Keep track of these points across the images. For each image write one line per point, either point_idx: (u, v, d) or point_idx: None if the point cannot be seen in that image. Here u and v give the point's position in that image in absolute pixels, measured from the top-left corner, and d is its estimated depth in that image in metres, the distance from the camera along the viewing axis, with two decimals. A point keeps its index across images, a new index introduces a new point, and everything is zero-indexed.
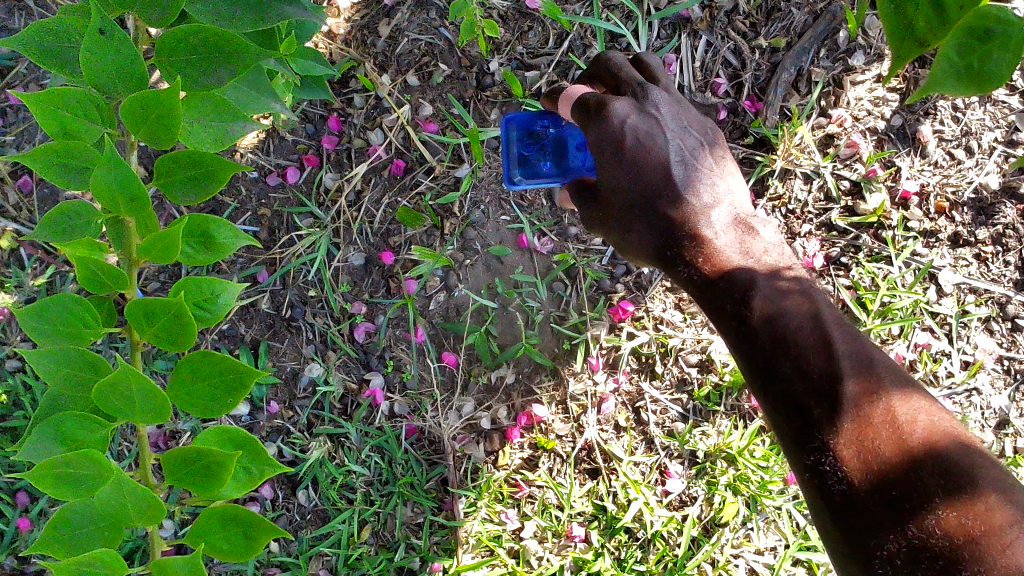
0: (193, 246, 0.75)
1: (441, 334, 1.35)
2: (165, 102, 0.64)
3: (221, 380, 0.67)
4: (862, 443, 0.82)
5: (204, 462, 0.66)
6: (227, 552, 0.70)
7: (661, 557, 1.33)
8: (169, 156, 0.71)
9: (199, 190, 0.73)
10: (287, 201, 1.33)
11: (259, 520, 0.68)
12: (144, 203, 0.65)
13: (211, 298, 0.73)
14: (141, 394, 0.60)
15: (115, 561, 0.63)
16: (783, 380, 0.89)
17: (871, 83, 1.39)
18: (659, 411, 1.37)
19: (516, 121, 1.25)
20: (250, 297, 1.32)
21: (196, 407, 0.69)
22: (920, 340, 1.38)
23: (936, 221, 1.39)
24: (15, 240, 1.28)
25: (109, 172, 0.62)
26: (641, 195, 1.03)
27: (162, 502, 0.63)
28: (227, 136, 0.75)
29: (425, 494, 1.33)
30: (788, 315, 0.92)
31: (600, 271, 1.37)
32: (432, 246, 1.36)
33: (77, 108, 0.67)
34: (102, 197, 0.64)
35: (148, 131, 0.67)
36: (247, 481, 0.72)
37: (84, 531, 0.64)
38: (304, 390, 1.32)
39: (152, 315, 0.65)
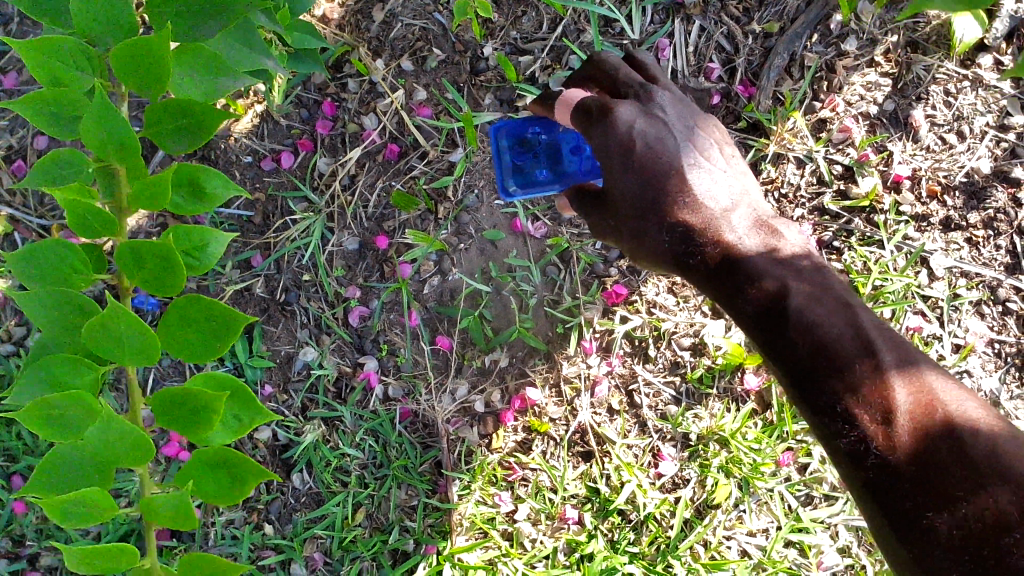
0: (183, 196, 0.78)
1: (435, 318, 1.36)
2: (154, 52, 0.66)
3: (209, 326, 0.69)
4: (918, 450, 0.84)
5: (192, 405, 0.67)
6: (215, 494, 0.72)
7: (654, 538, 1.34)
8: (158, 103, 0.72)
9: (189, 140, 0.75)
10: (282, 185, 1.34)
11: (249, 463, 0.70)
12: (134, 150, 0.67)
13: (201, 247, 0.76)
14: (130, 336, 0.61)
15: (102, 501, 0.66)
16: (829, 393, 0.88)
17: (864, 68, 1.40)
18: (653, 394, 1.38)
19: (504, 130, 1.27)
20: (244, 281, 1.32)
21: (186, 351, 0.70)
22: (912, 323, 1.39)
23: (928, 206, 1.39)
24: (10, 224, 1.28)
25: (98, 122, 0.64)
26: (656, 201, 1.01)
27: (148, 439, 0.64)
28: (217, 90, 0.78)
29: (419, 477, 1.33)
30: (828, 324, 0.91)
31: (593, 255, 1.37)
32: (426, 230, 1.36)
33: (67, 57, 0.70)
34: (91, 145, 0.65)
35: (136, 83, 0.68)
36: (237, 428, 0.73)
37: (73, 474, 0.66)
38: (298, 373, 1.33)
39: (143, 256, 0.66)
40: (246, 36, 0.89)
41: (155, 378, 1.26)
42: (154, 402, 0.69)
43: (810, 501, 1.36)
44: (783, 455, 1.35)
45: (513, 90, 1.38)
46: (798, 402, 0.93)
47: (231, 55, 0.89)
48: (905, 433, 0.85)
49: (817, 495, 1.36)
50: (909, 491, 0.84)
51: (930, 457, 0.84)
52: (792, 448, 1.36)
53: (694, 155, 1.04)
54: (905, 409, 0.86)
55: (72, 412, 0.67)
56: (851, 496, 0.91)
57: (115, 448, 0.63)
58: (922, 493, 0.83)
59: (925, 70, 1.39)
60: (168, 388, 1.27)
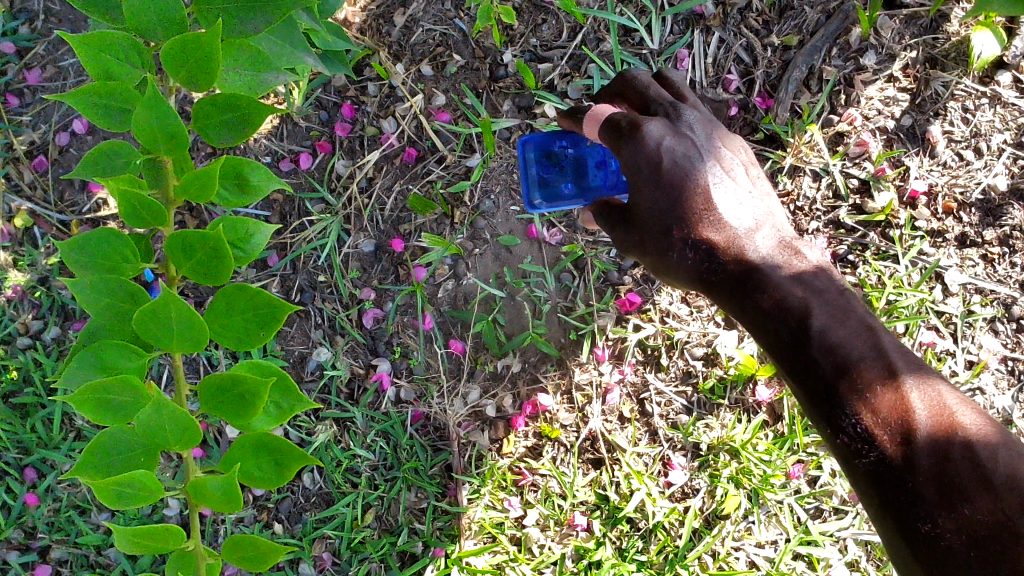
0: (228, 188, 0.79)
1: (448, 322, 1.37)
2: (204, 46, 0.66)
3: (255, 312, 0.69)
4: (938, 471, 0.83)
5: (236, 390, 0.68)
6: (258, 479, 0.71)
7: (662, 547, 1.34)
8: (207, 98, 0.74)
9: (234, 133, 0.76)
10: (300, 186, 1.35)
11: (289, 447, 0.69)
12: (184, 143, 0.67)
13: (247, 237, 0.76)
14: (180, 323, 0.62)
15: (150, 483, 0.66)
16: (849, 412, 0.89)
17: (882, 83, 1.40)
18: (664, 403, 1.38)
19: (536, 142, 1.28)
20: (260, 281, 1.33)
21: (231, 338, 0.71)
22: (925, 338, 1.39)
23: (944, 221, 1.40)
24: (30, 219, 1.30)
25: (149, 115, 0.64)
26: (680, 216, 1.02)
27: (200, 428, 0.64)
28: (259, 84, 0.79)
29: (429, 480, 1.34)
30: (850, 345, 0.91)
31: (608, 263, 1.37)
32: (442, 234, 1.37)
33: (119, 50, 0.72)
34: (143, 136, 0.66)
35: (187, 75, 0.69)
36: (278, 414, 0.73)
37: (120, 459, 0.67)
38: (311, 373, 1.34)
39: (191, 247, 0.66)
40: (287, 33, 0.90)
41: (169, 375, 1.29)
42: (199, 387, 0.69)
43: (819, 514, 1.36)
44: (793, 467, 1.35)
45: (531, 97, 1.38)
46: (818, 424, 0.93)
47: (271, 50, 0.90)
48: (925, 451, 0.85)
49: (826, 508, 1.36)
50: (930, 512, 0.82)
51: (950, 476, 0.83)
52: (803, 461, 1.35)
53: (721, 174, 1.04)
54: (925, 429, 0.86)
55: (121, 398, 0.66)
56: (870, 519, 0.90)
57: (166, 430, 0.64)
58: (940, 512, 0.82)
59: (943, 86, 1.39)
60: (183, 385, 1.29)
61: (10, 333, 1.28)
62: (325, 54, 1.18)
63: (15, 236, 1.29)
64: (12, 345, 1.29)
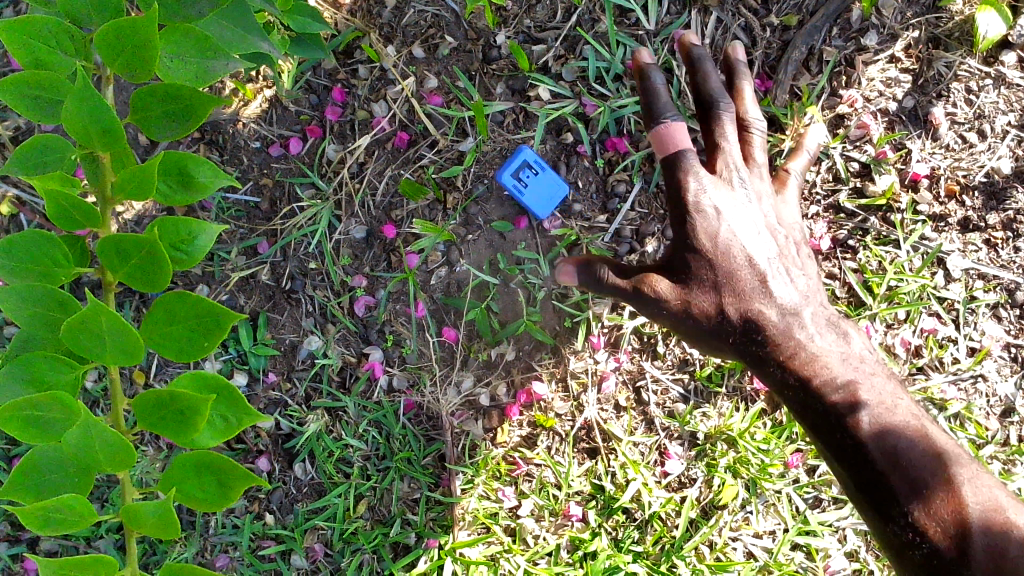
0: (169, 186, 0.76)
1: (441, 310, 1.34)
2: (139, 32, 0.64)
3: (196, 321, 0.68)
4: (995, 566, 0.99)
5: (176, 406, 0.66)
6: (196, 500, 0.70)
7: (658, 538, 1.32)
8: (146, 89, 0.70)
9: (179, 125, 0.73)
10: (290, 171, 1.32)
11: (234, 470, 0.68)
12: (119, 137, 0.65)
13: (190, 238, 0.73)
14: (112, 335, 0.60)
15: (81, 508, 0.66)
16: (893, 495, 1.04)
17: (884, 64, 1.37)
18: (660, 392, 1.36)
19: (528, 161, 1.32)
20: (250, 268, 1.30)
21: (173, 347, 0.70)
22: (927, 325, 1.36)
23: (946, 205, 1.37)
24: (15, 206, 1.26)
25: (80, 109, 0.62)
26: (738, 299, 1.13)
27: (134, 448, 0.63)
28: (207, 72, 0.74)
29: (421, 470, 1.32)
30: (900, 437, 1.06)
31: (603, 248, 1.35)
32: (434, 220, 1.34)
33: (49, 38, 0.69)
34: (76, 131, 0.63)
35: (123, 65, 0.67)
36: (224, 429, 0.71)
37: (53, 476, 0.69)
38: (303, 362, 1.31)
39: (126, 251, 0.65)
40: (239, 13, 0.83)
41: (156, 364, 1.26)
42: (133, 401, 0.67)
43: (818, 504, 1.34)
44: (791, 456, 1.32)
45: (525, 80, 1.36)
46: (859, 493, 1.07)
47: (218, 33, 0.83)
48: (980, 552, 1.00)
49: (825, 497, 1.34)
50: None
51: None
52: (802, 450, 1.33)
53: (772, 244, 1.17)
54: (976, 520, 1.02)
55: (50, 415, 0.65)
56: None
57: (98, 453, 0.62)
58: None
59: (946, 66, 1.36)
60: (171, 374, 1.26)
61: None
62: (298, 37, 1.16)
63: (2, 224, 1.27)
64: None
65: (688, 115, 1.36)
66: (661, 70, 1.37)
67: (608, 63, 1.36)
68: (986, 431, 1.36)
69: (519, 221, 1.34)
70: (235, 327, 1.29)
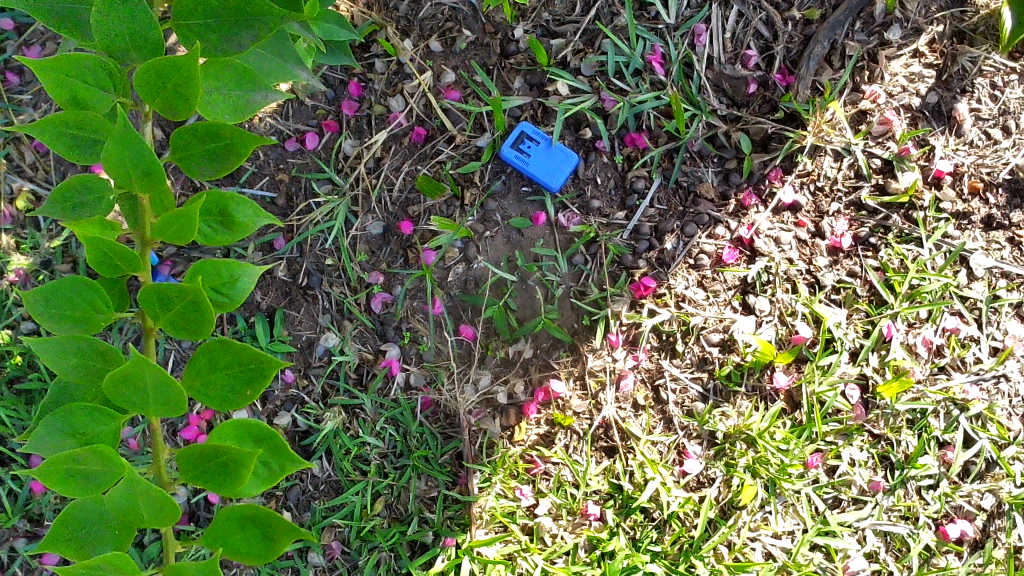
0: (211, 225, 0.79)
1: (458, 307, 1.32)
2: (182, 70, 0.67)
3: (240, 369, 0.70)
4: None
5: (220, 460, 0.69)
6: (243, 553, 0.73)
7: (676, 538, 1.32)
8: (186, 129, 0.71)
9: (218, 165, 0.74)
10: (305, 166, 1.30)
11: (280, 523, 0.71)
12: (158, 177, 0.68)
13: (231, 282, 0.77)
14: (153, 388, 0.64)
15: (123, 567, 0.67)
16: None
17: (907, 59, 1.36)
18: (679, 390, 1.35)
19: (527, 133, 1.32)
20: (266, 264, 1.27)
21: (214, 397, 0.71)
22: (949, 324, 1.36)
23: (970, 203, 1.37)
24: (32, 202, 1.25)
25: (120, 151, 0.65)
26: None
27: (177, 505, 0.65)
28: (247, 105, 0.77)
29: (439, 468, 1.31)
30: None
31: (622, 246, 1.34)
32: (451, 216, 1.32)
33: (88, 76, 0.70)
34: (115, 171, 0.66)
35: (164, 101, 0.69)
36: (269, 476, 0.74)
37: (96, 528, 0.69)
38: (320, 359, 1.30)
39: (168, 300, 0.68)
40: (278, 45, 0.87)
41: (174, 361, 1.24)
42: (180, 456, 0.70)
43: (837, 504, 1.34)
44: (811, 456, 1.33)
45: (544, 74, 1.34)
46: None
47: (260, 66, 0.88)
48: None
49: (845, 498, 1.34)
50: None
51: None
52: (822, 450, 1.34)
53: None
54: None
55: (94, 467, 0.67)
56: None
57: (140, 506, 0.65)
58: None
59: (971, 61, 1.36)
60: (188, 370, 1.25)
61: (13, 318, 1.22)
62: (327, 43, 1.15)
63: (16, 218, 1.24)
64: (15, 331, 1.23)
65: (709, 111, 1.35)
66: (682, 65, 1.35)
67: (627, 58, 1.34)
68: (1009, 431, 1.35)
69: (538, 217, 1.33)
70: (251, 324, 1.27)
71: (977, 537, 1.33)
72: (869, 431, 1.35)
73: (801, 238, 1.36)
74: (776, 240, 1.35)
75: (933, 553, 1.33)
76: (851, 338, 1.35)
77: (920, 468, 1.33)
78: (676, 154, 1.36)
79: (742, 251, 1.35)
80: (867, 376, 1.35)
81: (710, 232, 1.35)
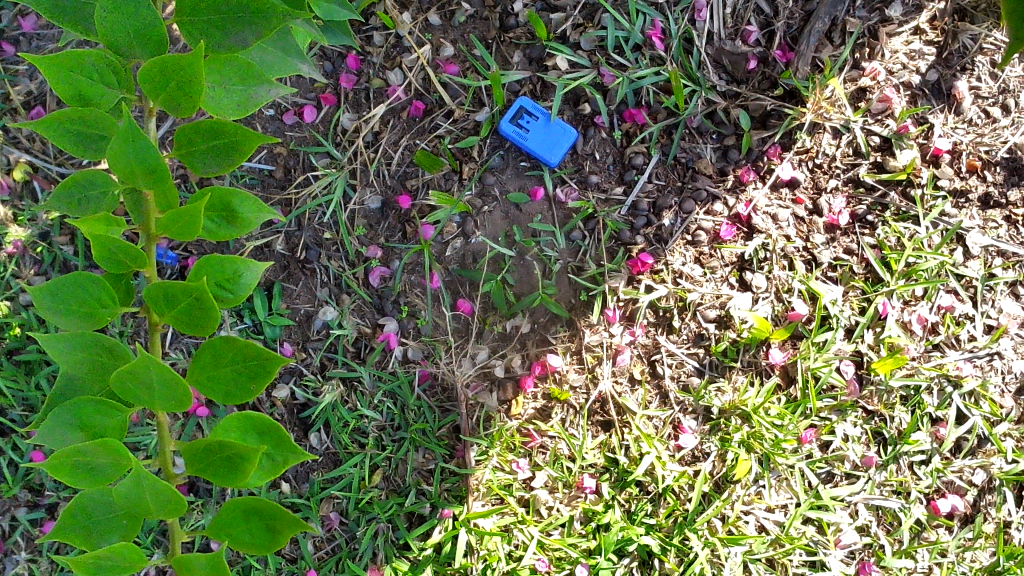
0: (215, 221, 0.82)
1: (456, 281, 1.33)
2: (183, 68, 0.70)
3: (244, 365, 0.73)
4: None
5: (225, 455, 0.71)
6: (248, 543, 0.75)
7: (671, 511, 1.33)
8: (189, 126, 0.76)
9: (221, 161, 0.77)
10: (304, 140, 1.30)
11: (282, 514, 0.73)
12: (162, 174, 0.70)
13: (235, 277, 0.78)
14: (159, 384, 0.66)
15: (131, 555, 0.71)
16: None
17: (908, 36, 1.36)
18: (675, 365, 1.36)
19: (526, 108, 1.31)
20: (263, 238, 1.28)
21: (220, 390, 0.74)
22: (944, 302, 1.37)
23: (967, 180, 1.37)
24: (29, 173, 1.24)
25: (125, 149, 0.67)
26: None
27: (184, 497, 0.68)
28: (249, 100, 0.81)
29: (437, 441, 1.32)
30: None
31: (620, 222, 1.35)
32: (449, 190, 1.32)
33: (91, 71, 0.75)
34: (120, 170, 0.68)
35: (167, 98, 0.73)
36: (271, 468, 0.76)
37: (103, 519, 0.72)
38: (318, 333, 1.30)
39: (174, 297, 0.70)
40: (282, 41, 0.92)
41: (172, 333, 1.24)
42: (185, 450, 0.73)
43: (830, 479, 1.36)
44: (805, 432, 1.34)
45: (543, 48, 1.33)
46: None
47: (266, 62, 0.92)
48: None
49: (838, 473, 1.35)
50: None
51: None
52: (816, 425, 1.35)
53: None
54: None
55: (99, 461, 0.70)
56: None
57: (148, 501, 0.67)
58: None
59: (972, 39, 1.36)
60: (186, 344, 1.24)
61: (11, 291, 1.22)
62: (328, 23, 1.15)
63: (14, 191, 1.24)
64: (13, 302, 1.23)
65: (708, 87, 1.35)
66: (682, 40, 1.35)
67: (627, 33, 1.33)
68: (1001, 409, 1.36)
69: (536, 192, 1.33)
70: (249, 297, 1.27)
71: (967, 512, 1.35)
72: (864, 407, 1.36)
73: (798, 215, 1.37)
74: (774, 217, 1.36)
75: (924, 527, 1.35)
76: (847, 316, 1.36)
77: (913, 445, 1.34)
78: (675, 130, 1.35)
79: (740, 228, 1.36)
80: (861, 353, 1.36)
81: (707, 209, 1.36)
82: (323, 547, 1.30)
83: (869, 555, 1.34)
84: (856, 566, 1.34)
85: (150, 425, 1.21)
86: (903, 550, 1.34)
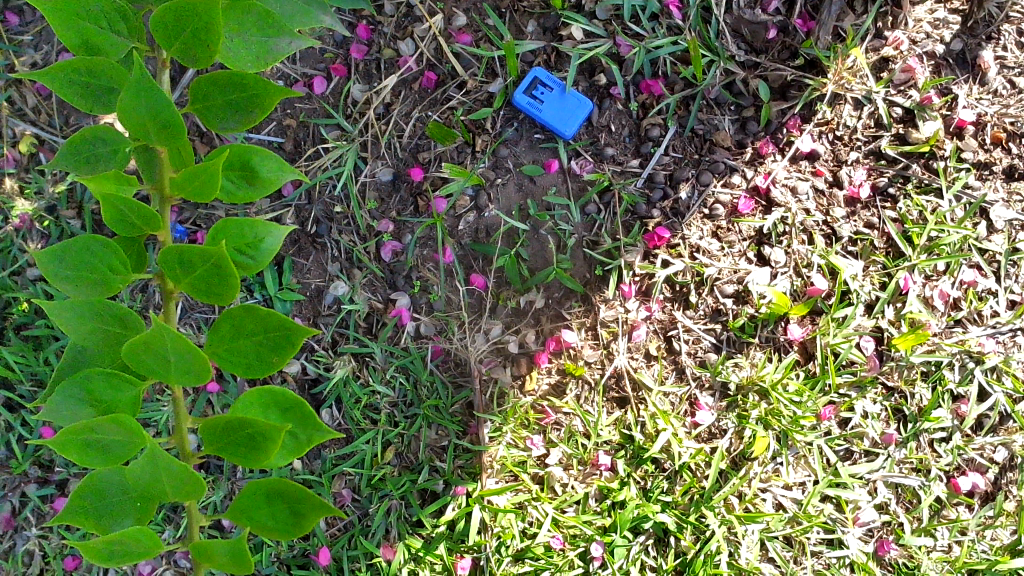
0: (234, 181, 0.79)
1: (469, 256, 1.30)
2: (198, 14, 0.68)
3: (266, 337, 0.70)
4: None
5: (248, 433, 0.69)
6: (273, 529, 0.73)
7: (687, 489, 1.31)
8: (206, 78, 0.73)
9: (240, 118, 0.75)
10: (314, 112, 1.27)
11: (308, 497, 0.71)
12: (177, 131, 0.67)
13: (255, 243, 0.75)
14: (175, 355, 0.64)
15: (144, 539, 0.69)
16: None
17: (931, 5, 1.33)
18: (692, 341, 1.34)
19: (540, 79, 1.28)
20: (274, 211, 1.26)
21: (243, 365, 0.72)
22: (966, 277, 1.34)
23: (991, 153, 1.35)
24: (35, 145, 1.22)
25: (135, 101, 0.64)
26: None
27: (201, 478, 0.66)
28: (269, 52, 0.79)
29: (449, 417, 1.30)
30: None
31: (635, 195, 1.32)
32: (462, 163, 1.30)
33: (99, 17, 0.72)
34: (132, 124, 0.66)
35: (181, 47, 0.71)
36: (296, 448, 0.75)
37: (115, 501, 0.70)
38: (329, 308, 1.28)
39: (189, 261, 0.68)
40: None
41: (182, 308, 1.22)
42: (203, 428, 0.71)
43: (849, 456, 1.34)
44: (823, 409, 1.33)
45: (557, 18, 1.30)
46: None
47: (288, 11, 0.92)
48: None
49: (856, 450, 1.34)
50: None
51: None
52: (835, 403, 1.34)
53: None
54: None
55: (111, 437, 0.68)
56: None
57: (163, 480, 0.66)
58: None
59: (998, 7, 1.33)
60: (198, 319, 1.22)
61: (19, 264, 1.21)
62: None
63: (20, 163, 1.22)
64: (22, 277, 1.21)
65: (727, 57, 1.31)
66: (699, 9, 1.31)
67: (643, 2, 1.30)
68: None
69: (551, 164, 1.30)
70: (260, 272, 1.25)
71: (988, 490, 1.33)
72: (883, 383, 1.34)
73: (818, 188, 1.34)
74: (793, 190, 1.34)
75: (943, 505, 1.34)
76: (867, 291, 1.33)
77: (934, 422, 1.32)
78: (692, 102, 1.33)
79: (758, 201, 1.34)
80: (881, 328, 1.34)
81: (725, 181, 1.33)
82: (335, 524, 1.29)
83: (887, 533, 1.33)
84: (874, 544, 1.33)
85: (160, 401, 1.19)
86: (922, 528, 1.33)
